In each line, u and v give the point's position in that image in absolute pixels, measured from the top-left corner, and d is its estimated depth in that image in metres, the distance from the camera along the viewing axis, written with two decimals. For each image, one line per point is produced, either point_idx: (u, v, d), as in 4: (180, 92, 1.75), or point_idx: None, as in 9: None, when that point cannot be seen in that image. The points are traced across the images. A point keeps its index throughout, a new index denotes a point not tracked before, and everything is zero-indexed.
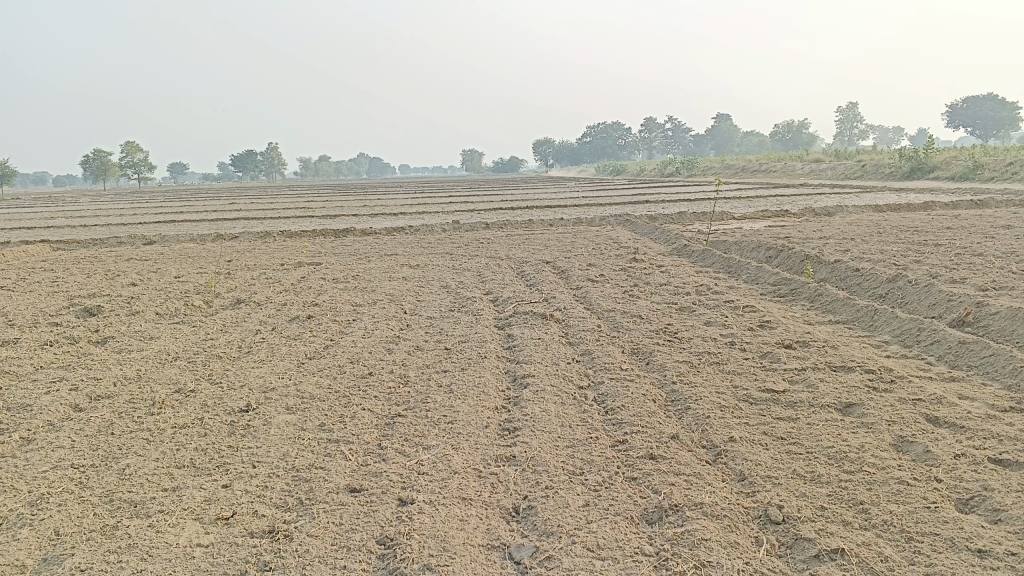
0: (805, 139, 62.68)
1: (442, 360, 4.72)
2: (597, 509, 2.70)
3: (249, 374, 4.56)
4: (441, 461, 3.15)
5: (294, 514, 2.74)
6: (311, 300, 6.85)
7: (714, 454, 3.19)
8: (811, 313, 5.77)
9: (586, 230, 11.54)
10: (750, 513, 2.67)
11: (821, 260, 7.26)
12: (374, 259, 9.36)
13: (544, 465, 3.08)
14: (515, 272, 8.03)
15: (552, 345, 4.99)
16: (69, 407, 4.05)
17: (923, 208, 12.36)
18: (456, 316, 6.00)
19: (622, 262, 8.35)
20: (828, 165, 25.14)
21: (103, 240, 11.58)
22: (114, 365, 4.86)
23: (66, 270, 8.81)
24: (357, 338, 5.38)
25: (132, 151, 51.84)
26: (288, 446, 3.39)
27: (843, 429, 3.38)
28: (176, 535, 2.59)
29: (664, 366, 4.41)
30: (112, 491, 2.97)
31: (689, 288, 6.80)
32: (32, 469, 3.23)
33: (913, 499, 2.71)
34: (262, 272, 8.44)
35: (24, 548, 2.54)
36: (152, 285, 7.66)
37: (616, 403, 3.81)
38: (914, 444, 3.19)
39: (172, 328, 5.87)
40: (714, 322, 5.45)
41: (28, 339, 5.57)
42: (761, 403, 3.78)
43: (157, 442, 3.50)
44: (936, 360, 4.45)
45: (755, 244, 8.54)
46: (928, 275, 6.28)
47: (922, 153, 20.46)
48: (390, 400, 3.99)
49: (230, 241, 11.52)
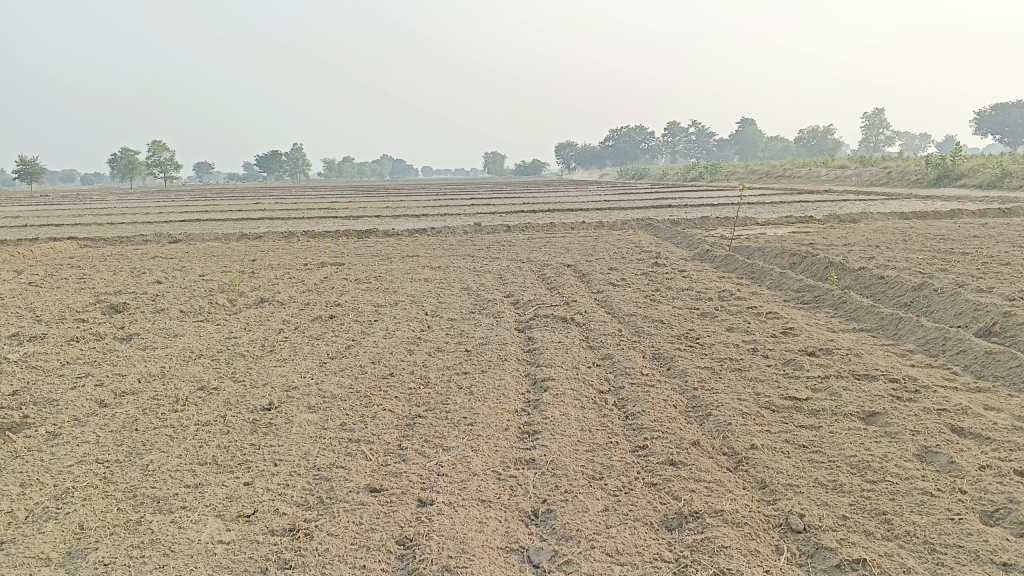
0: (831, 144, 62.28)
1: (463, 361, 4.74)
2: (616, 515, 2.69)
3: (272, 373, 4.60)
4: (461, 463, 3.15)
5: (314, 513, 2.75)
6: (334, 300, 6.90)
7: (735, 461, 3.17)
8: (835, 320, 5.72)
9: (608, 234, 11.52)
10: (771, 522, 2.66)
11: (846, 267, 7.19)
12: (396, 260, 9.41)
13: (563, 469, 3.08)
14: (536, 275, 8.04)
15: (573, 348, 4.99)
16: (94, 403, 4.10)
17: (950, 216, 12.25)
18: (478, 318, 6.02)
19: (644, 266, 8.33)
20: (852, 171, 24.95)
21: (129, 238, 11.72)
22: (140, 361, 4.92)
23: (93, 268, 8.91)
24: (379, 339, 5.41)
25: (158, 150, 52.40)
26: (309, 445, 3.42)
27: (866, 438, 3.35)
28: (199, 531, 2.62)
29: (685, 372, 4.39)
30: (135, 487, 3.00)
31: (711, 293, 6.77)
32: (58, 463, 3.28)
33: (937, 510, 2.68)
34: (285, 272, 8.50)
35: (48, 542, 2.57)
36: (177, 283, 7.74)
37: (637, 408, 3.80)
38: (938, 454, 3.16)
39: (195, 326, 5.93)
40: (736, 328, 5.43)
41: (56, 335, 5.65)
42: (783, 410, 3.75)
43: (180, 439, 3.54)
44: (961, 369, 4.40)
45: (779, 250, 8.50)
46: (955, 284, 6.21)
47: (949, 160, 20.24)
48: (411, 401, 4.00)
49: (253, 240, 11.64)
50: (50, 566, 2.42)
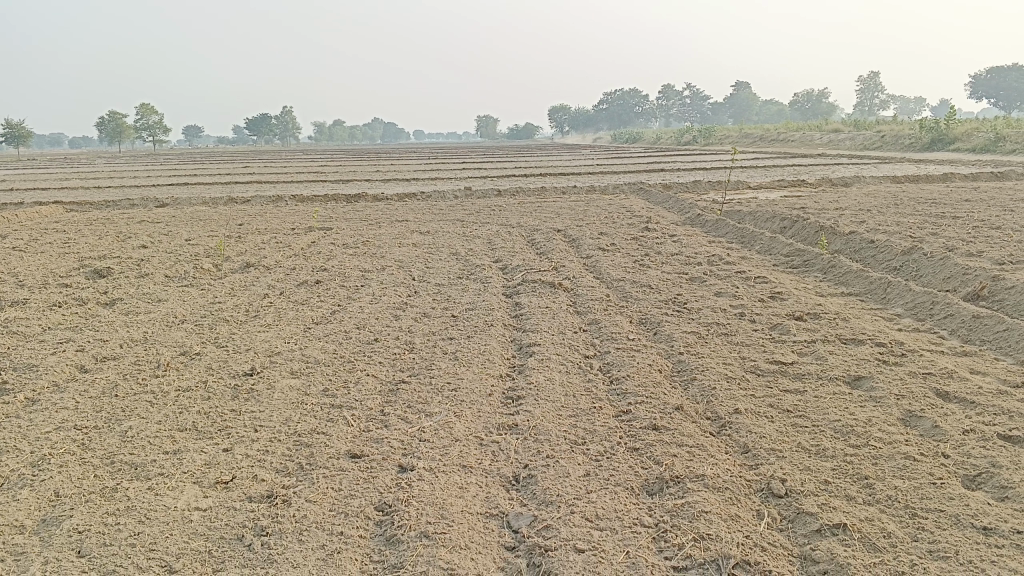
0: (825, 109, 62.21)
1: (448, 327, 4.70)
2: (598, 480, 2.68)
3: (255, 338, 4.56)
4: (443, 428, 3.12)
5: (293, 479, 2.72)
6: (321, 265, 6.84)
7: (719, 425, 3.16)
8: (823, 285, 5.70)
9: (600, 199, 11.45)
10: (752, 487, 2.64)
11: (836, 232, 7.16)
12: (385, 225, 9.34)
13: (545, 434, 3.05)
14: (525, 240, 7.98)
15: (560, 313, 4.96)
16: (74, 369, 4.06)
17: (942, 181, 12.21)
18: (465, 283, 5.97)
19: (634, 231, 8.27)
20: (845, 135, 24.82)
21: (115, 202, 11.60)
22: (122, 327, 4.87)
23: (78, 232, 8.82)
24: (365, 304, 5.37)
25: (146, 113, 51.76)
26: (291, 410, 3.39)
27: (850, 402, 3.34)
28: (175, 498, 2.59)
29: (671, 336, 4.36)
30: (114, 453, 2.97)
31: (700, 258, 6.72)
32: (35, 429, 3.24)
33: (919, 474, 2.67)
34: (273, 237, 8.43)
35: (23, 509, 2.54)
36: (163, 248, 7.66)
37: (622, 373, 3.78)
38: (922, 418, 3.15)
39: (180, 291, 5.87)
40: (724, 293, 5.40)
41: (38, 299, 5.59)
42: (769, 374, 3.74)
43: (160, 405, 3.51)
44: (948, 334, 4.39)
45: (770, 215, 8.45)
46: (945, 248, 6.18)
47: (943, 124, 20.18)
48: (395, 366, 3.98)
49: (241, 204, 11.53)
50: (23, 534, 2.40)
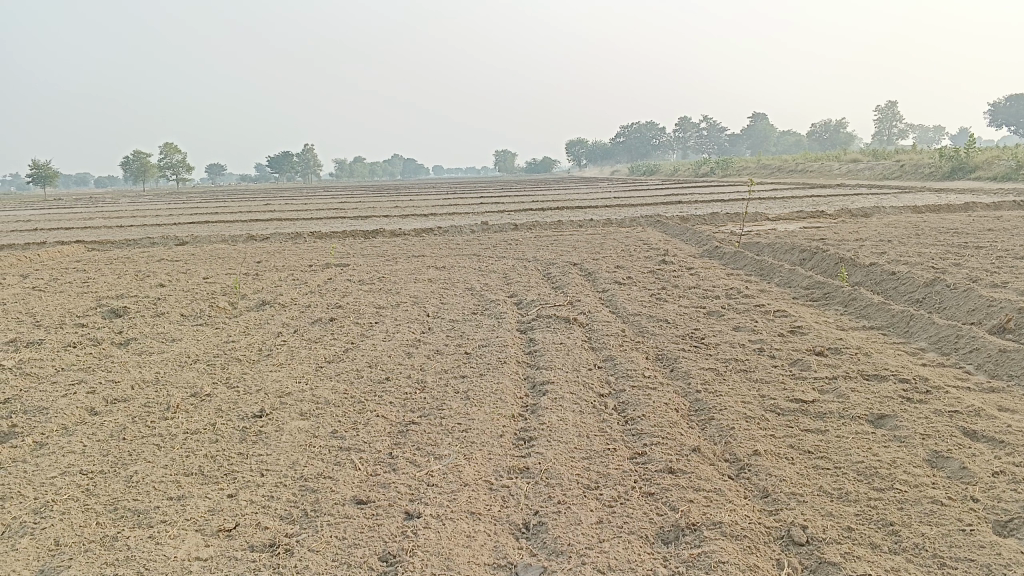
0: (844, 139, 62.24)
1: (461, 365, 4.63)
2: (610, 528, 2.58)
3: (267, 378, 4.51)
4: (452, 472, 3.04)
5: (297, 527, 2.66)
6: (336, 302, 6.82)
7: (737, 468, 3.05)
8: (844, 318, 5.58)
9: (617, 232, 11.41)
10: (771, 534, 2.54)
11: (857, 263, 7.05)
12: (401, 260, 9.33)
13: (557, 478, 2.96)
14: (541, 274, 7.93)
15: (574, 350, 4.88)
16: (84, 411, 4.03)
17: (964, 209, 12.06)
18: (479, 319, 5.91)
19: (651, 264, 8.20)
20: (865, 165, 24.69)
21: (136, 240, 11.71)
22: (134, 367, 4.85)
23: (98, 271, 8.88)
24: (378, 341, 5.32)
25: (171, 153, 52.66)
26: (298, 454, 3.33)
27: (874, 443, 3.22)
28: (175, 548, 2.52)
29: (688, 374, 4.27)
30: (117, 499, 2.92)
31: (719, 291, 6.63)
32: (41, 474, 3.20)
33: (947, 520, 2.55)
34: (290, 274, 8.44)
35: (21, 560, 2.48)
36: (180, 287, 7.68)
37: (637, 412, 3.68)
38: (950, 459, 3.03)
39: (194, 331, 5.86)
40: (743, 327, 5.30)
41: (53, 340, 5.59)
42: (789, 413, 3.63)
43: (167, 449, 3.46)
44: (974, 369, 4.26)
45: (789, 246, 8.35)
46: (968, 279, 6.05)
47: (964, 152, 20.05)
48: (405, 407, 3.90)
49: (260, 242, 11.60)
50: None
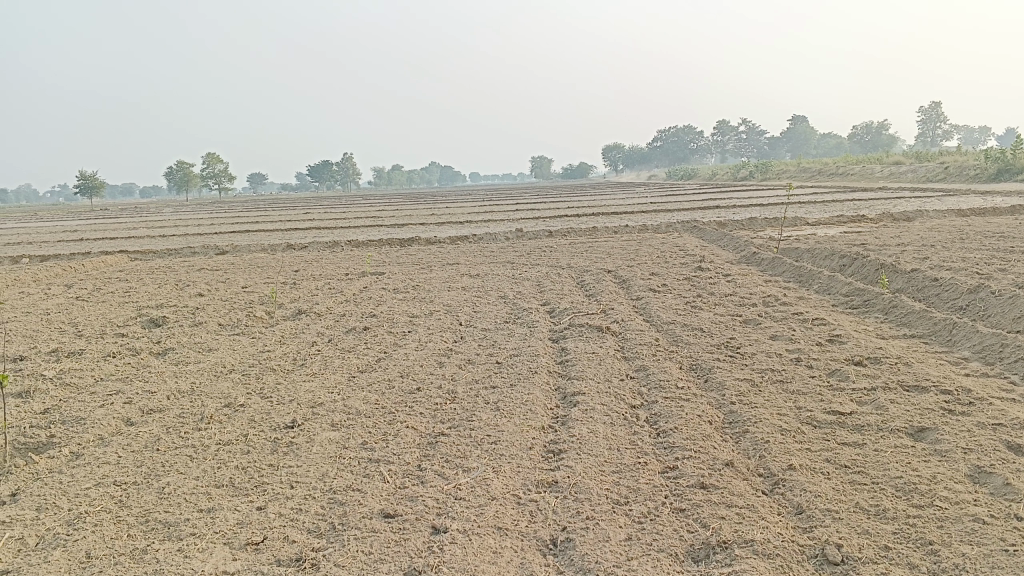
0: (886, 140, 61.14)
1: (492, 375, 4.61)
2: (639, 545, 2.54)
3: (299, 388, 4.54)
4: (480, 486, 3.02)
5: (325, 541, 2.65)
6: (370, 311, 6.85)
7: (771, 483, 2.99)
8: (884, 326, 5.46)
9: (652, 238, 11.33)
10: (805, 553, 2.47)
11: (898, 269, 6.90)
12: (436, 268, 9.36)
13: (586, 492, 2.92)
14: (575, 282, 7.90)
15: (606, 360, 4.83)
16: (120, 421, 4.09)
17: (1011, 213, 11.75)
18: (512, 328, 5.89)
19: (686, 271, 8.12)
20: (908, 167, 24.21)
21: (177, 250, 11.91)
22: (171, 377, 4.91)
23: (140, 281, 9.04)
24: (410, 351, 5.33)
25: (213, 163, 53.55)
26: (328, 465, 3.33)
27: (913, 457, 3.13)
28: (203, 561, 2.53)
29: (722, 384, 4.20)
30: (148, 511, 2.94)
31: (755, 299, 6.53)
32: (76, 485, 3.24)
33: (989, 540, 2.46)
34: (326, 282, 8.52)
35: (53, 572, 2.51)
36: (218, 296, 7.79)
37: (669, 425, 3.63)
38: (993, 475, 2.93)
39: (230, 340, 5.92)
40: (780, 336, 5.20)
41: (93, 350, 5.69)
42: (825, 426, 3.55)
43: (199, 460, 3.49)
44: (1020, 379, 4.13)
45: (828, 252, 8.21)
46: (1014, 285, 5.88)
47: (1010, 154, 19.54)
48: (436, 418, 3.89)
49: (298, 250, 11.73)
50: None
